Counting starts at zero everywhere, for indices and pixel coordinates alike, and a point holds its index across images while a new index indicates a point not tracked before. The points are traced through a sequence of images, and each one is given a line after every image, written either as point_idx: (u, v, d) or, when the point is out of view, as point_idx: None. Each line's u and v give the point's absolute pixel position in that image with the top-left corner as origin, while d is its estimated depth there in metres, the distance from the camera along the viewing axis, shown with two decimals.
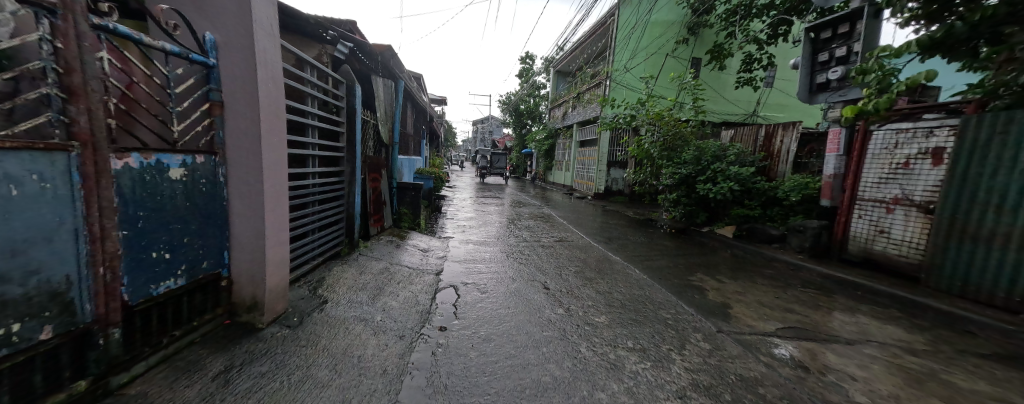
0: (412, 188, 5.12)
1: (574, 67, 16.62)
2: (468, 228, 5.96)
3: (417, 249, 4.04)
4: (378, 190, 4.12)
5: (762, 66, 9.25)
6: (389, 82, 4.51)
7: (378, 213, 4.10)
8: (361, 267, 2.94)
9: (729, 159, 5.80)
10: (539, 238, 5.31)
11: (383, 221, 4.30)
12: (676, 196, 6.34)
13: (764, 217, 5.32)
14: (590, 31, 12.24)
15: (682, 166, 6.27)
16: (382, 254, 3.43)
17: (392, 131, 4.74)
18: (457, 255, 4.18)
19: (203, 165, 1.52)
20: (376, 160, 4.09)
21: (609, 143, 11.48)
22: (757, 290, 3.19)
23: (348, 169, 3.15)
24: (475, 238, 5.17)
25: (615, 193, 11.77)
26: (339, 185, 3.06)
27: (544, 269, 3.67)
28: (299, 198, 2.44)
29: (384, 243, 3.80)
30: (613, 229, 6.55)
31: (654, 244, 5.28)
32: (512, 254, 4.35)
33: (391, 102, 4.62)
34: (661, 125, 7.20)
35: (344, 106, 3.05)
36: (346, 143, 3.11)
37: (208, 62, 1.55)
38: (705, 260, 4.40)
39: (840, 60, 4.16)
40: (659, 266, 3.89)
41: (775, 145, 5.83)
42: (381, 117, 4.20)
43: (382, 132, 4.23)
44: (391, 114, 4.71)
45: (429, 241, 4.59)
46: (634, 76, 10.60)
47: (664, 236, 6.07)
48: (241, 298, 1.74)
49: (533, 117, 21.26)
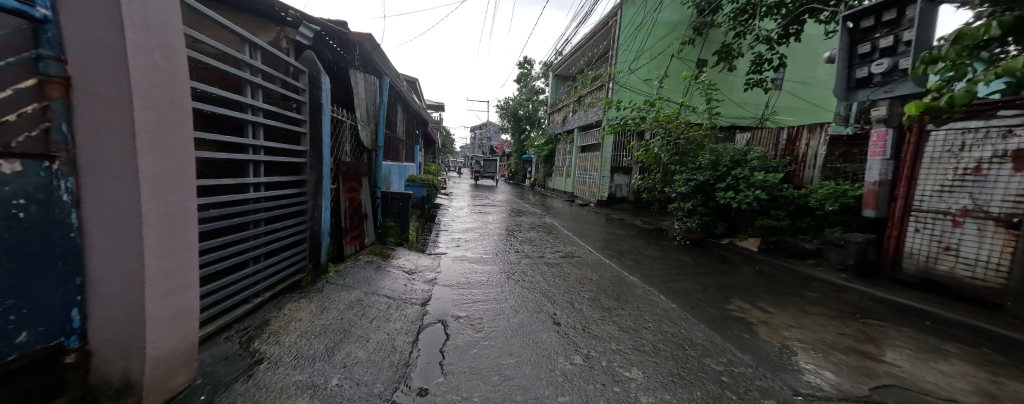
0: (399, 198, 4.54)
1: (574, 71, 16.21)
2: (463, 241, 5.38)
3: (402, 271, 3.44)
4: (356, 202, 3.55)
5: (772, 67, 8.82)
6: (371, 78, 3.96)
7: (356, 229, 3.52)
8: (325, 301, 2.34)
9: (750, 164, 5.25)
10: (543, 253, 4.74)
11: (363, 238, 3.71)
12: (691, 204, 5.78)
13: (793, 229, 4.76)
14: (590, 33, 11.81)
15: (697, 172, 5.72)
16: (356, 280, 2.83)
17: (375, 134, 4.18)
18: (449, 277, 3.59)
19: (14, 179, 0.97)
20: (354, 167, 3.53)
21: (613, 147, 10.97)
22: (814, 324, 2.60)
23: (312, 178, 2.58)
24: (470, 255, 4.58)
25: (619, 200, 11.23)
26: (300, 199, 2.48)
27: (552, 297, 3.07)
28: (234, 218, 1.88)
29: (361, 265, 3.20)
30: (622, 241, 5.97)
31: (671, 259, 4.70)
32: (513, 274, 3.78)
33: (374, 101, 4.07)
34: (672, 128, 6.67)
35: (306, 101, 2.48)
36: (309, 146, 2.53)
37: (36, 14, 0.99)
38: (734, 280, 3.82)
39: (885, 52, 3.66)
40: (685, 289, 3.32)
41: (800, 148, 5.36)
42: (360, 117, 3.65)
43: (362, 135, 3.69)
44: (375, 114, 4.16)
45: (418, 259, 3.99)
46: (638, 78, 10.13)
47: (680, 249, 5.49)
48: (106, 376, 1.15)
49: (532, 122, 20.82)
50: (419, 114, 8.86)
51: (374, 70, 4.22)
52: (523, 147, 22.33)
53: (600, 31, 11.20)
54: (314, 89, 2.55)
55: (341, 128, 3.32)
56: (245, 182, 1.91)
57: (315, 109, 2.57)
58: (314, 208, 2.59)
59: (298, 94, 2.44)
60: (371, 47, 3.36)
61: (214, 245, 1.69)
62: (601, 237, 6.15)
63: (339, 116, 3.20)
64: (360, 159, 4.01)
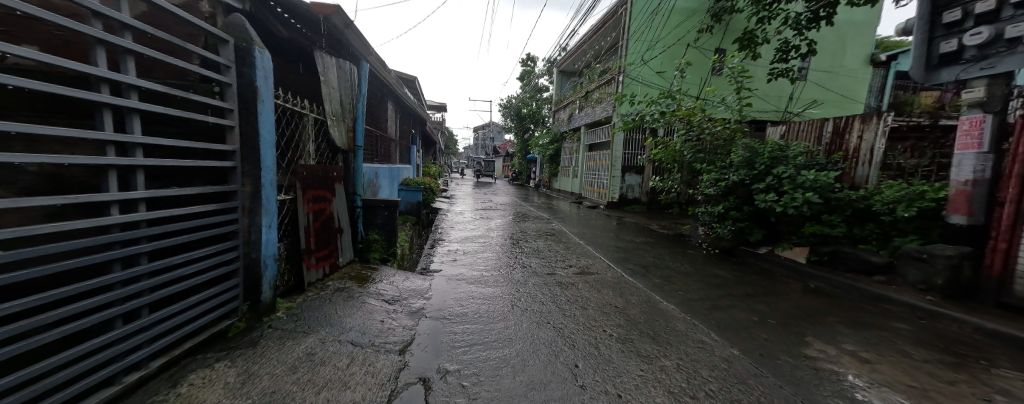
0: (383, 206, 3.86)
1: (579, 66, 15.46)
2: (460, 254, 4.70)
3: (381, 300, 2.74)
4: (325, 214, 2.91)
5: (799, 55, 8.06)
6: (343, 63, 3.27)
7: (326, 248, 2.88)
8: (256, 363, 1.64)
9: (794, 162, 4.50)
10: (553, 270, 4.04)
11: (336, 258, 3.06)
12: (722, 208, 5.04)
13: (851, 237, 4.02)
14: (597, 24, 11.06)
15: (729, 172, 4.99)
16: (314, 321, 2.14)
17: (353, 132, 3.53)
18: (439, 307, 2.89)
19: None
20: (322, 173, 2.87)
21: (624, 145, 10.22)
22: (939, 382, 1.88)
23: (245, 189, 1.88)
24: (468, 273, 3.90)
25: (631, 202, 10.50)
26: (227, 217, 1.79)
27: (572, 338, 2.36)
28: (90, 254, 1.20)
29: (328, 296, 2.53)
30: (642, 250, 5.26)
31: (707, 274, 3.97)
32: (518, 301, 3.08)
33: (351, 93, 3.41)
34: (695, 122, 5.93)
35: (231, 81, 1.78)
36: (239, 145, 1.84)
37: None
38: (794, 304, 3.09)
39: (983, 19, 2.93)
40: (741, 322, 2.60)
41: (850, 142, 4.66)
42: (329, 111, 2.97)
43: (332, 133, 3.02)
44: (352, 108, 3.47)
45: (404, 282, 3.30)
46: (650, 70, 9.39)
47: (711, 260, 4.76)
48: None
49: (536, 121, 20.15)
50: (413, 112, 8.19)
51: (349, 56, 3.54)
52: (526, 146, 21.61)
53: (607, 22, 10.43)
54: (245, 68, 1.85)
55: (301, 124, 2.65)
56: (119, 199, 1.24)
57: (247, 94, 1.88)
58: (250, 228, 1.91)
59: (223, 76, 1.75)
60: (339, 22, 2.67)
61: (34, 303, 1.01)
62: (618, 247, 5.43)
63: (295, 108, 2.52)
64: (334, 163, 3.34)
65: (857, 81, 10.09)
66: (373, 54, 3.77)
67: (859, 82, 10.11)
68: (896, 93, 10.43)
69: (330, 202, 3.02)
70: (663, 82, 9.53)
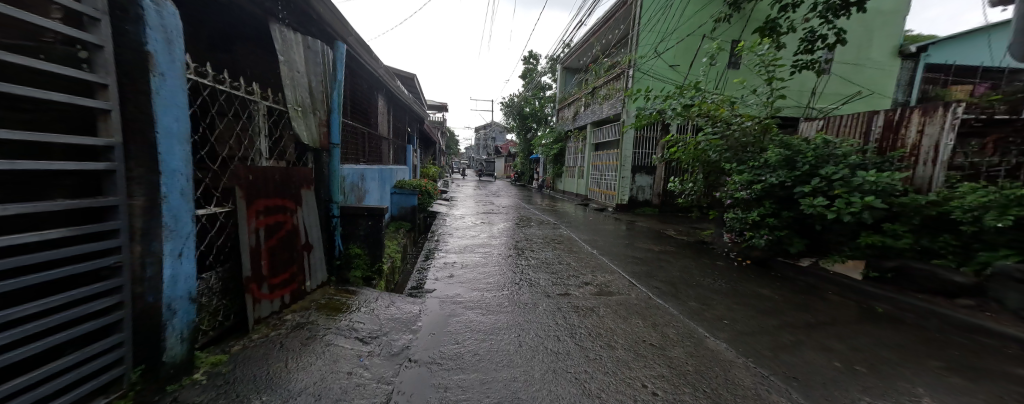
0: (366, 214, 3.24)
1: (584, 62, 14.85)
2: (458, 269, 4.10)
3: (352, 340, 2.12)
4: (285, 228, 2.30)
5: (827, 45, 7.43)
6: (312, 41, 2.67)
7: (285, 273, 2.27)
8: None
9: (845, 161, 3.89)
10: (566, 290, 3.42)
11: (301, 282, 2.45)
12: (757, 214, 4.43)
13: (920, 250, 3.39)
14: (605, 16, 10.46)
15: (765, 173, 4.39)
16: (245, 386, 1.52)
17: (328, 126, 2.94)
18: (428, 346, 2.26)
19: None
20: (281, 177, 2.26)
21: (635, 143, 9.61)
22: None
23: (133, 203, 1.26)
24: (466, 294, 3.29)
25: (641, 204, 9.89)
26: (100, 247, 1.18)
27: (604, 399, 1.73)
28: None
29: (279, 339, 1.91)
30: (664, 261, 4.66)
31: (749, 294, 3.36)
32: (527, 336, 2.45)
33: (324, 79, 2.83)
34: (721, 117, 5.31)
35: (104, 43, 1.16)
36: (120, 139, 1.22)
37: None
38: (873, 340, 2.47)
39: None
40: (822, 370, 1.98)
41: (909, 137, 4.04)
42: (290, 100, 2.39)
43: (296, 127, 2.44)
44: (325, 97, 2.87)
45: (387, 310, 2.68)
46: (664, 63, 8.78)
47: (746, 274, 4.16)
48: None
49: (539, 120, 19.57)
50: (409, 109, 7.61)
51: (321, 34, 2.95)
52: (529, 146, 20.99)
53: (617, 13, 9.82)
54: (127, 22, 1.23)
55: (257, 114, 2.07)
56: None
57: (133, 62, 1.26)
58: (143, 260, 1.30)
59: (89, 33, 1.14)
60: None
61: None
62: (636, 257, 4.82)
63: (238, 92, 1.91)
64: (303, 164, 2.75)
65: (884, 74, 9.46)
66: (352, 34, 3.18)
67: (886, 76, 9.51)
68: (926, 88, 9.77)
69: (293, 213, 2.41)
70: (677, 76, 8.93)
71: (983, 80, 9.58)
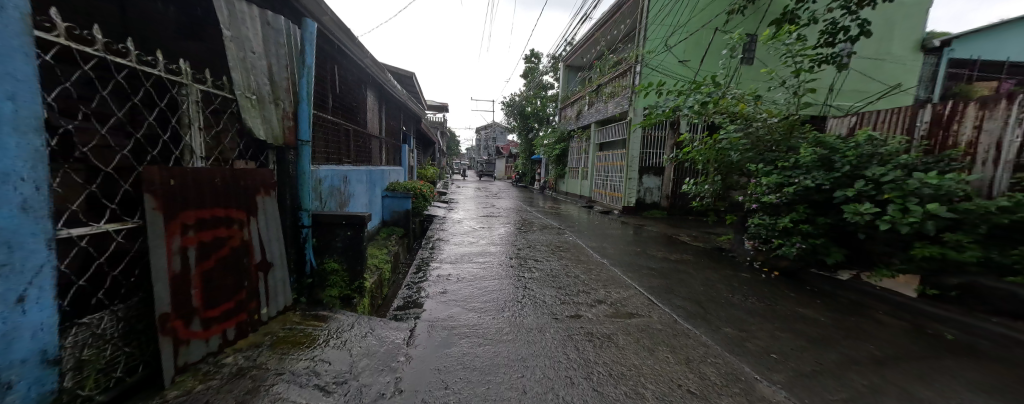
0: (345, 223, 2.76)
1: (588, 60, 14.38)
2: (453, 283, 3.64)
3: (310, 388, 1.63)
4: (230, 245, 1.83)
5: (850, 37, 6.95)
6: (272, 16, 2.21)
7: (228, 302, 1.80)
8: None
9: (895, 161, 3.41)
10: (576, 310, 2.95)
11: (253, 311, 1.98)
12: (788, 220, 3.96)
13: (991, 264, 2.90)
14: (610, 11, 10.06)
15: (797, 174, 3.92)
16: None
17: (296, 120, 2.48)
18: (410, 394, 1.78)
19: None
20: (222, 180, 1.79)
21: (642, 143, 9.14)
22: None
23: None
24: (461, 316, 2.82)
25: (649, 206, 9.42)
26: None
27: None
28: None
29: (205, 395, 1.43)
30: (683, 272, 4.19)
31: (790, 316, 2.89)
32: (533, 378, 1.96)
33: (289, 64, 2.37)
34: (743, 114, 4.85)
35: None
36: None
37: None
38: (962, 383, 1.99)
39: None
40: None
41: (965, 134, 3.56)
42: (239, 85, 1.93)
43: (247, 119, 1.98)
44: (292, 84, 2.42)
45: (364, 340, 2.20)
46: (673, 58, 8.35)
47: (778, 288, 3.69)
48: None
49: (541, 120, 19.16)
50: (404, 106, 7.17)
51: (286, 10, 2.49)
52: (531, 146, 20.53)
53: (623, 8, 9.42)
54: None
55: (188, 100, 1.61)
56: None
57: None
58: None
59: None
60: None
61: None
62: (651, 268, 4.35)
63: (154, 70, 1.41)
64: (262, 163, 2.29)
65: (906, 69, 8.98)
66: (326, 13, 2.73)
67: (909, 72, 9.04)
68: (949, 84, 9.26)
69: (242, 225, 1.94)
70: (687, 72, 8.47)
71: (1010, 76, 9.07)
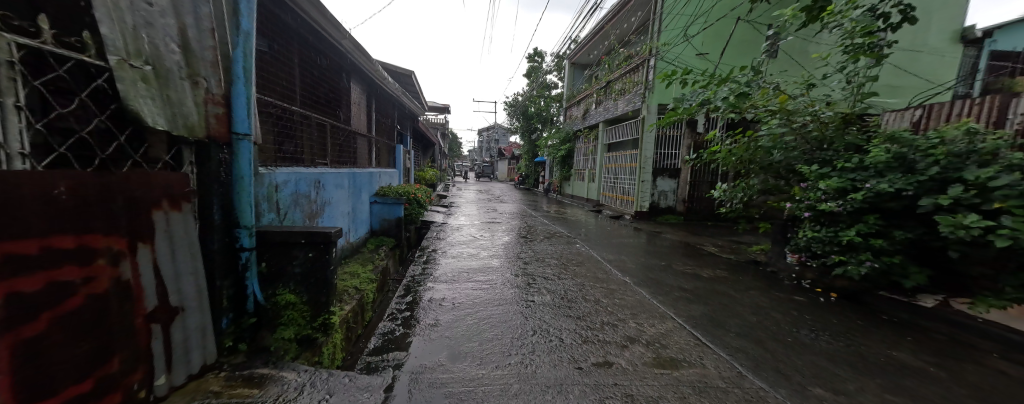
0: (303, 242, 2.11)
1: (594, 56, 13.71)
2: (447, 312, 2.95)
3: None
4: (87, 293, 1.16)
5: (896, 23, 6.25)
6: None
7: (79, 383, 1.13)
8: None
9: (1000, 162, 2.71)
10: (605, 356, 2.25)
11: (134, 387, 1.32)
12: (853, 233, 3.26)
13: None
14: (621, 3, 9.43)
15: (865, 178, 3.24)
16: None
17: (226, 103, 1.83)
18: None
19: None
20: (73, 192, 1.14)
21: (656, 143, 8.46)
22: None
23: None
24: (454, 367, 2.13)
25: (663, 211, 8.73)
26: None
27: None
28: None
29: None
30: (723, 294, 3.51)
31: (887, 364, 2.20)
32: None
33: (213, 27, 1.72)
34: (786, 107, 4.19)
35: None
36: None
37: None
38: None
39: None
40: None
41: None
42: (118, 47, 1.24)
43: (135, 100, 1.30)
44: (219, 54, 1.78)
45: None
46: (692, 50, 7.71)
47: (845, 317, 3.00)
48: None
49: (545, 120, 18.53)
50: (399, 103, 6.56)
51: None
52: (534, 147, 19.85)
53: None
54: None
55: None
56: None
57: None
58: None
59: None
60: None
61: None
62: (683, 289, 3.66)
63: None
64: (172, 164, 1.63)
65: (944, 63, 8.27)
66: None
67: (948, 66, 8.33)
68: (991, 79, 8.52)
69: (119, 258, 1.28)
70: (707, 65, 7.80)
71: None
